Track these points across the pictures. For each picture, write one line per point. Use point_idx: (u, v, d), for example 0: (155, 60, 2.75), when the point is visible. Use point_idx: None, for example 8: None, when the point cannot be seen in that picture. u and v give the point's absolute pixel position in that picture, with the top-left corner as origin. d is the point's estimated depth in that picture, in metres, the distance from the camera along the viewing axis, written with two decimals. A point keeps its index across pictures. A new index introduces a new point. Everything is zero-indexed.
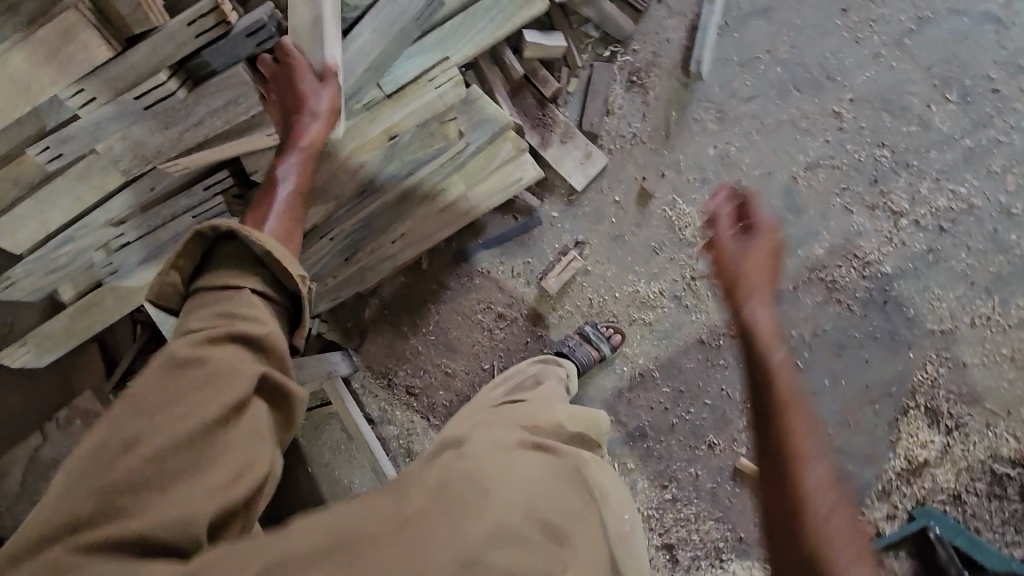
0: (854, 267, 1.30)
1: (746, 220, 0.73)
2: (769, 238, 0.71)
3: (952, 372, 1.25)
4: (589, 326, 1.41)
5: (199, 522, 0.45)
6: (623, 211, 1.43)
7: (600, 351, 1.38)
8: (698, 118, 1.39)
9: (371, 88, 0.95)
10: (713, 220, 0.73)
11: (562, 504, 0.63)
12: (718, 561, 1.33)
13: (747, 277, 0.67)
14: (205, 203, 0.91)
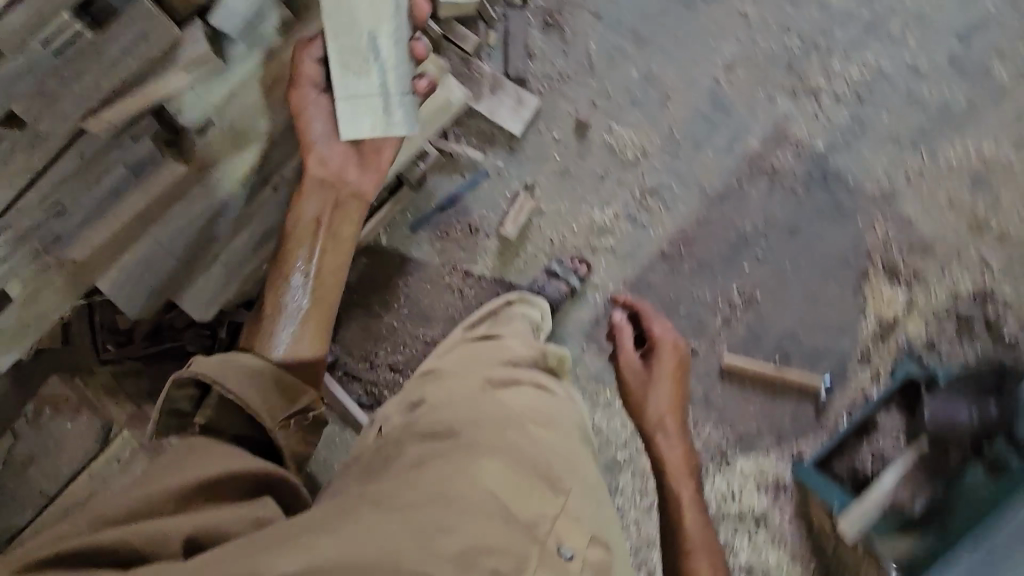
0: (788, 151, 1.37)
1: (652, 336, 1.14)
2: (670, 347, 1.11)
3: (900, 227, 1.31)
4: (555, 263, 1.43)
5: (173, 538, 0.62)
6: (564, 146, 1.46)
7: (570, 284, 1.40)
8: (616, 44, 1.44)
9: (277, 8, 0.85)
10: (624, 334, 1.16)
11: (533, 470, 0.78)
12: (724, 462, 1.31)
13: (648, 370, 1.09)
14: (131, 155, 0.81)
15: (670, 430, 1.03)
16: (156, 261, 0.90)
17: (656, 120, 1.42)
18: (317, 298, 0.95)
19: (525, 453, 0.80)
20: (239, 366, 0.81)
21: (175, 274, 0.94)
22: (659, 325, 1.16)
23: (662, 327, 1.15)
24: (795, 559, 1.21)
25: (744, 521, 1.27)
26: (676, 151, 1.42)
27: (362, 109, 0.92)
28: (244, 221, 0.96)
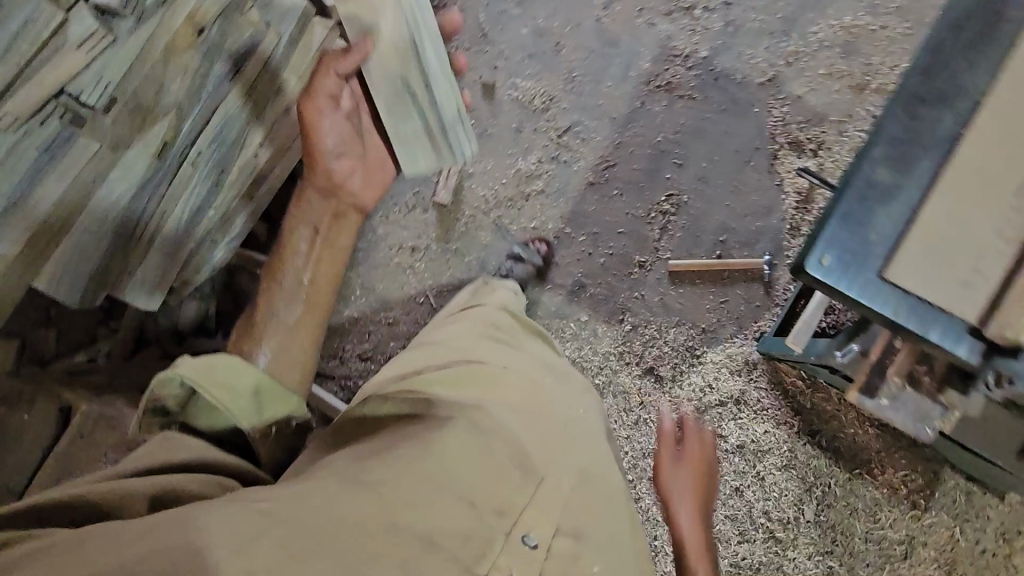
0: (679, 66, 1.48)
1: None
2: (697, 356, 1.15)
3: (794, 106, 1.43)
4: (516, 247, 1.47)
5: (134, 501, 0.66)
6: (477, 111, 1.54)
7: (534, 263, 1.43)
8: (502, 9, 1.55)
9: None
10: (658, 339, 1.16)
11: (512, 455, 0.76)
12: (694, 358, 1.34)
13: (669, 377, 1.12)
14: (38, 137, 0.75)
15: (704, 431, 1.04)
16: (91, 247, 0.88)
17: (554, 66, 1.52)
18: (309, 303, 1.05)
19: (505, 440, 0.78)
20: (223, 370, 0.84)
21: (106, 259, 0.91)
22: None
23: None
24: (780, 426, 1.26)
25: (726, 407, 1.30)
26: (580, 90, 1.51)
27: (416, 146, 1.08)
28: (170, 198, 0.96)
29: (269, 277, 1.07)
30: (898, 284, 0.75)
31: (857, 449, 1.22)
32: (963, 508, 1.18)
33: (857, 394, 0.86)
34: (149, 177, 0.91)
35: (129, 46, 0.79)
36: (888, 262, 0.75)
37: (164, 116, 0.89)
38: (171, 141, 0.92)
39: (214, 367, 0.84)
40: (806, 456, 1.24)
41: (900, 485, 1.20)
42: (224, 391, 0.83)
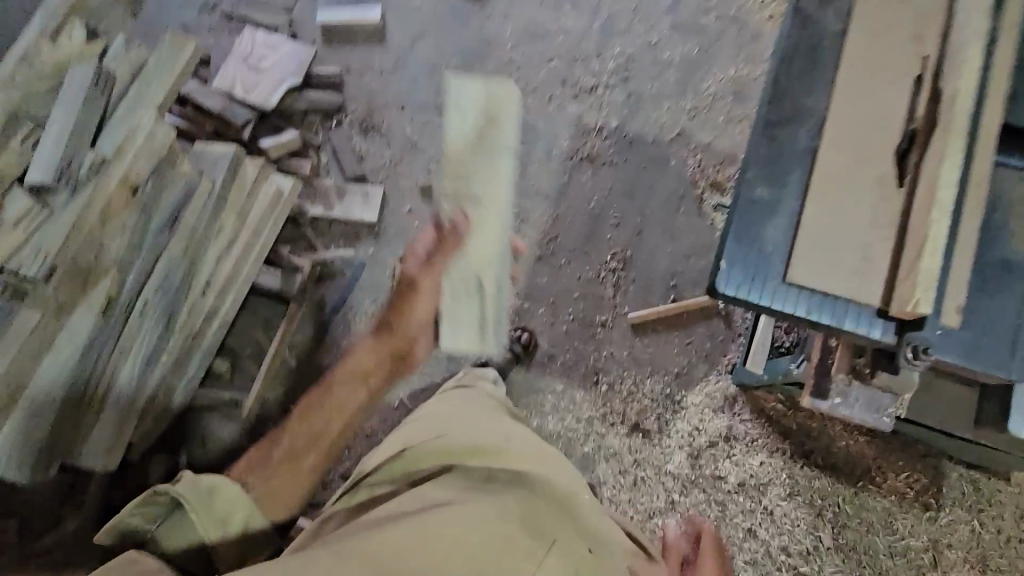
0: (596, 138, 1.61)
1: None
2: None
3: (705, 153, 1.57)
4: (503, 334, 1.44)
5: None
6: (420, 213, 1.62)
7: (516, 350, 1.41)
8: (427, 120, 1.69)
9: (85, 153, 0.89)
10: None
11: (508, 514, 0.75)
12: (675, 405, 1.33)
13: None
14: None
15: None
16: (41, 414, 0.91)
17: None
18: (320, 454, 1.05)
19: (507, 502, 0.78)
20: (219, 499, 0.83)
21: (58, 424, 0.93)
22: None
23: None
24: (775, 454, 1.24)
25: (717, 447, 1.28)
26: (511, 175, 1.62)
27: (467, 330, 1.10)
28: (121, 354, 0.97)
29: (300, 417, 1.08)
30: (803, 286, 0.80)
31: (854, 460, 1.21)
32: (975, 498, 1.17)
33: (807, 397, 0.89)
34: (96, 333, 0.94)
35: (63, 218, 0.87)
36: (789, 267, 0.80)
37: (105, 274, 0.93)
38: (115, 297, 0.94)
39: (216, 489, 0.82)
40: (808, 479, 1.22)
41: (906, 488, 1.19)
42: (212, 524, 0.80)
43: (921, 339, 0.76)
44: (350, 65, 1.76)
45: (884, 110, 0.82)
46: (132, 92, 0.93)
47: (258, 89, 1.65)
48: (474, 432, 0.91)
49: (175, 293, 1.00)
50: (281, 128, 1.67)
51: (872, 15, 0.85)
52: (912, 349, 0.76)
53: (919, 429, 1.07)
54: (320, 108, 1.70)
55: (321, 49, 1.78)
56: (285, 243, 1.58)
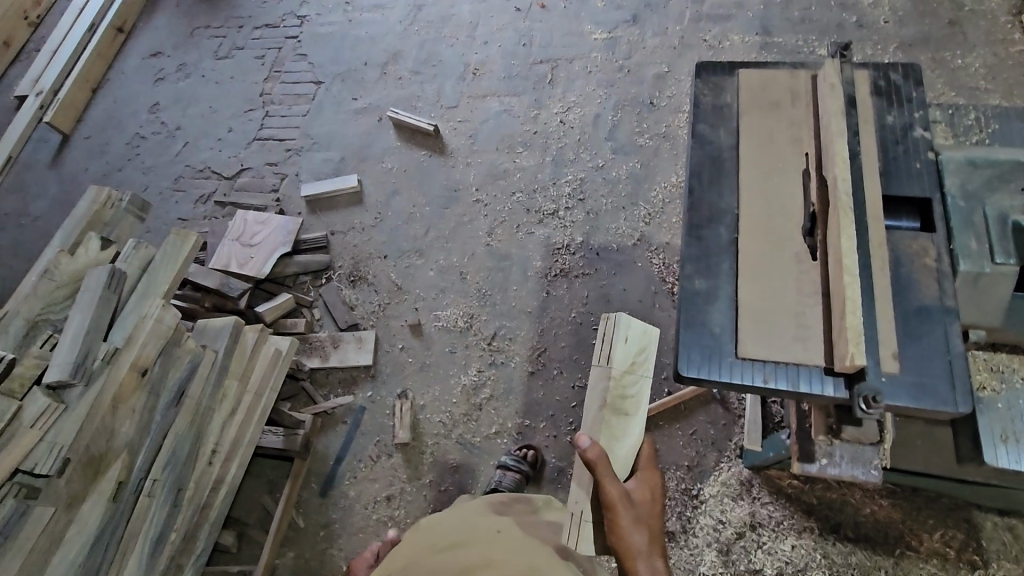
0: (565, 254, 1.75)
1: (639, 475, 1.09)
2: (653, 491, 1.06)
3: (667, 251, 1.70)
4: (505, 456, 1.47)
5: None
6: (412, 348, 1.69)
7: (523, 470, 1.43)
8: (409, 263, 1.83)
9: (99, 344, 0.92)
10: (602, 468, 1.02)
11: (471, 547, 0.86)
12: (695, 500, 1.28)
13: (619, 512, 0.98)
14: None
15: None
16: None
17: (465, 289, 1.75)
18: None
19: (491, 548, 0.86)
20: None
21: None
22: (648, 476, 1.09)
23: (654, 472, 1.10)
24: (804, 534, 1.20)
25: (747, 537, 1.22)
26: (494, 300, 1.72)
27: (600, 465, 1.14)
28: (130, 540, 0.96)
29: None
30: (756, 360, 0.84)
31: (885, 527, 1.18)
32: (1018, 547, 1.13)
33: (797, 464, 0.89)
34: (104, 526, 0.91)
35: (78, 408, 0.89)
36: (738, 344, 0.86)
37: (117, 458, 0.94)
38: (125, 479, 0.95)
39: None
40: (843, 555, 1.17)
41: (946, 549, 1.14)
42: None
43: (868, 390, 0.78)
44: (334, 227, 1.94)
45: (779, 203, 0.94)
46: (142, 285, 1.02)
47: (251, 262, 1.80)
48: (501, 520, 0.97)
49: (181, 466, 1.05)
50: (275, 293, 1.80)
51: (749, 129, 1.01)
52: (864, 400, 0.77)
53: (922, 480, 1.08)
54: (309, 269, 1.84)
55: (306, 218, 1.97)
56: (286, 401, 1.63)
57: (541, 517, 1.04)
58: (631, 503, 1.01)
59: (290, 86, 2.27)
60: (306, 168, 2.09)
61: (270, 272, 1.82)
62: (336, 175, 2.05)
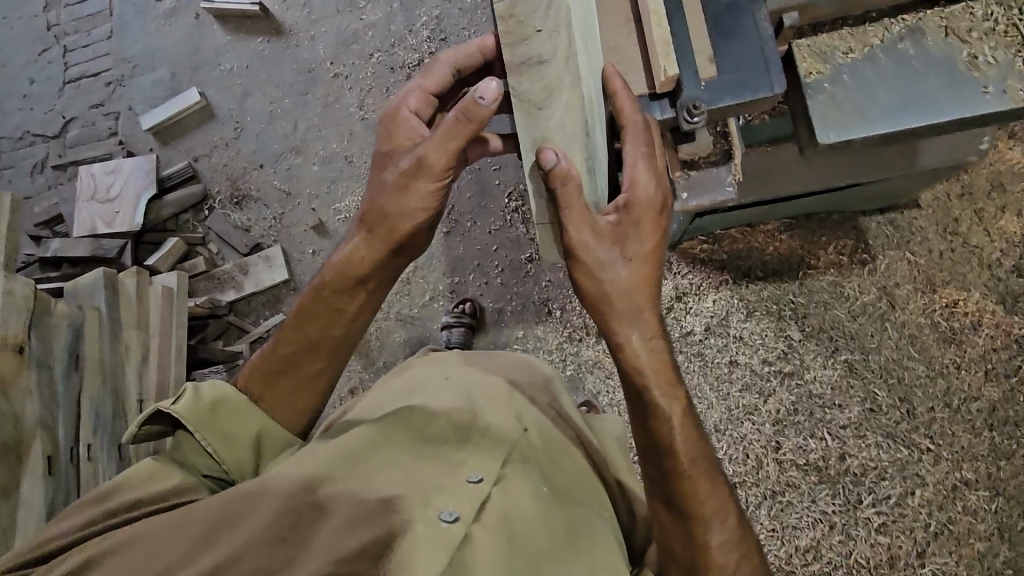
0: None
1: (623, 204, 0.65)
2: (651, 216, 0.66)
3: None
4: (445, 317, 1.49)
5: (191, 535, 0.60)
6: (324, 250, 1.62)
7: (466, 322, 1.45)
8: (289, 165, 1.70)
9: None
10: (570, 190, 0.61)
11: (429, 461, 0.70)
12: None
13: (584, 258, 0.65)
14: None
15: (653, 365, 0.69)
16: None
17: (355, 173, 1.65)
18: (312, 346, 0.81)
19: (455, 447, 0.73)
20: (230, 409, 0.74)
21: None
22: (642, 192, 0.65)
23: (651, 185, 0.65)
24: (722, 288, 1.30)
25: (675, 308, 1.32)
26: None
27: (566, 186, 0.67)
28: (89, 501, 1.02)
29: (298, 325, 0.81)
30: None
31: (787, 257, 1.28)
32: (896, 236, 1.26)
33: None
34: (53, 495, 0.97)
35: None
36: None
37: (35, 437, 0.97)
38: (53, 452, 0.99)
39: (218, 407, 0.73)
40: (756, 293, 1.28)
41: (840, 257, 1.27)
42: (221, 439, 0.72)
43: (690, 99, 0.68)
44: (195, 152, 1.75)
45: None
46: None
47: (119, 217, 1.64)
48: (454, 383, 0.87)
49: (111, 424, 1.11)
50: (160, 241, 1.66)
51: None
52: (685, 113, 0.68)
53: (804, 202, 1.15)
54: (187, 205, 1.69)
55: (161, 152, 1.77)
56: (217, 340, 1.58)
57: (508, 357, 1.00)
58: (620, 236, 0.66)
59: (77, 8, 1.91)
60: (137, 98, 1.83)
61: (145, 221, 1.66)
62: (174, 95, 1.80)
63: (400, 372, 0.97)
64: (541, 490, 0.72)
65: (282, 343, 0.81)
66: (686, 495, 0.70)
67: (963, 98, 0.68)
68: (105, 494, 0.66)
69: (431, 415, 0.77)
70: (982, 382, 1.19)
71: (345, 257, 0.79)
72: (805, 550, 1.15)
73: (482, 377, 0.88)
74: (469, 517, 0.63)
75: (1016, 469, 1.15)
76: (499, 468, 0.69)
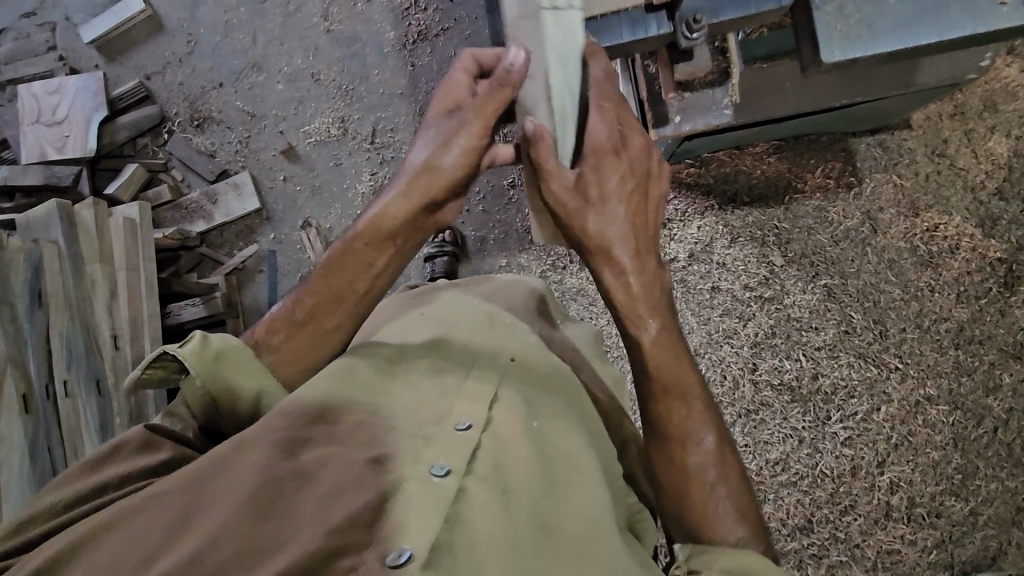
0: (416, 12, 1.49)
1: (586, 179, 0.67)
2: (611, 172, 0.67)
3: None
4: (427, 247, 1.44)
5: (163, 504, 0.54)
6: (295, 176, 1.55)
7: (448, 251, 1.41)
8: (251, 84, 1.57)
9: None
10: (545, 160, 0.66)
11: (428, 407, 0.65)
12: None
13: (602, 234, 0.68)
14: None
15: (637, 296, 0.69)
16: None
17: (324, 92, 1.54)
18: (342, 284, 0.75)
19: (468, 387, 0.67)
20: (235, 363, 0.66)
21: None
22: (593, 137, 0.66)
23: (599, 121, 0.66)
24: (707, 214, 1.29)
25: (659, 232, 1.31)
26: (359, 92, 1.52)
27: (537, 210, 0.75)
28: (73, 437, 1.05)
29: (329, 273, 0.75)
30: None
31: (774, 181, 1.27)
32: (886, 158, 1.24)
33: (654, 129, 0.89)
34: (31, 432, 1.00)
35: None
36: None
37: (4, 375, 0.99)
38: (27, 390, 1.01)
39: (222, 362, 0.65)
40: (741, 219, 1.27)
41: (827, 181, 1.25)
42: (222, 391, 0.65)
43: (690, 11, 0.65)
44: (147, 69, 1.61)
45: None
46: None
47: (70, 141, 1.51)
48: (464, 319, 0.81)
49: (86, 359, 1.08)
50: (118, 168, 1.56)
51: None
52: (685, 26, 0.65)
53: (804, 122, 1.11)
54: (143, 128, 1.58)
55: (108, 69, 1.62)
56: (190, 274, 1.53)
57: (512, 282, 0.96)
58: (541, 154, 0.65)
59: None
60: (74, 6, 1.64)
61: (99, 147, 1.55)
62: (115, 3, 1.62)
63: (396, 308, 0.91)
64: (530, 423, 0.66)
65: (305, 295, 0.76)
66: (663, 420, 0.70)
67: (977, 9, 0.64)
68: (99, 461, 0.60)
69: (415, 357, 0.72)
70: (952, 303, 1.22)
71: (380, 216, 0.73)
72: (774, 463, 1.22)
73: (473, 309, 0.84)
74: (462, 470, 0.58)
75: (975, 384, 1.21)
76: (487, 412, 0.65)
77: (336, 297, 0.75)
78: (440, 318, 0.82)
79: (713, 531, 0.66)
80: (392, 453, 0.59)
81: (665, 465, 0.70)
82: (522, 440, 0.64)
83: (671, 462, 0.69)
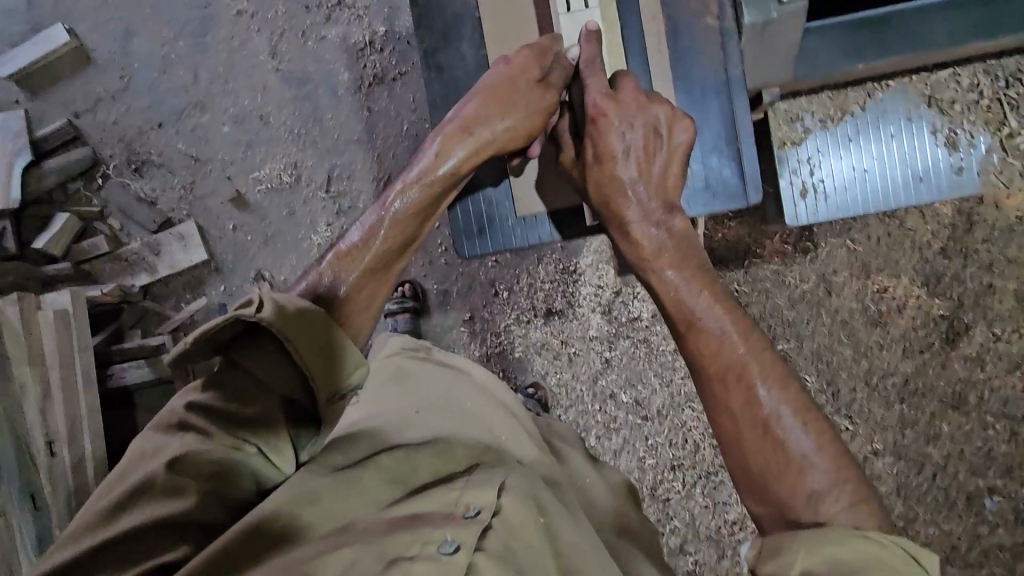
0: (372, 54, 1.42)
1: (632, 151, 0.86)
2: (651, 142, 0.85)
3: None
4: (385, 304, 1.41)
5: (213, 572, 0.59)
6: (245, 225, 1.47)
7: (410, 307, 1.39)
8: (194, 125, 1.47)
9: None
10: (598, 130, 0.86)
11: (440, 495, 0.69)
12: (572, 273, 1.37)
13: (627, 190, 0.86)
14: None
15: (669, 261, 0.83)
16: None
17: (274, 135, 1.45)
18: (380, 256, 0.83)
19: (478, 478, 0.72)
20: (266, 357, 0.66)
21: None
22: (640, 127, 0.85)
23: (645, 114, 0.85)
24: None
25: (624, 292, 1.34)
26: (313, 137, 1.45)
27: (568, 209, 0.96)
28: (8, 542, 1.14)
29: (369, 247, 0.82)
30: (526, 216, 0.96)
31: (735, 244, 1.29)
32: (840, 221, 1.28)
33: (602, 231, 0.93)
34: None
35: None
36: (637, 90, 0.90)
37: None
38: None
39: (257, 350, 0.66)
40: None
41: (785, 245, 1.27)
42: (264, 373, 0.66)
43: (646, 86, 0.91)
44: (75, 106, 1.48)
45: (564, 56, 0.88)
46: None
47: None
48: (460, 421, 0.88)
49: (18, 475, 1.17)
50: (48, 216, 1.45)
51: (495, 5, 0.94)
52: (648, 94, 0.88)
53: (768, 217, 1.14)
54: (74, 173, 1.46)
55: (30, 105, 1.48)
56: (134, 330, 1.44)
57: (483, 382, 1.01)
58: (585, 133, 0.88)
59: None
60: None
61: (25, 194, 1.43)
62: (35, 31, 1.48)
63: (391, 393, 0.94)
64: (541, 516, 0.69)
65: (377, 238, 0.83)
66: (715, 397, 0.77)
67: None
68: (111, 512, 0.61)
69: (419, 462, 0.77)
70: (899, 359, 1.28)
71: (450, 172, 0.86)
72: (733, 522, 1.26)
73: (465, 411, 0.91)
74: (470, 546, 0.60)
75: (918, 436, 1.28)
76: (496, 498, 0.68)
77: (374, 265, 0.82)
78: (438, 416, 0.88)
79: (786, 483, 0.70)
80: (403, 542, 0.61)
81: (740, 431, 0.74)
82: (531, 519, 0.67)
83: (747, 424, 0.73)
